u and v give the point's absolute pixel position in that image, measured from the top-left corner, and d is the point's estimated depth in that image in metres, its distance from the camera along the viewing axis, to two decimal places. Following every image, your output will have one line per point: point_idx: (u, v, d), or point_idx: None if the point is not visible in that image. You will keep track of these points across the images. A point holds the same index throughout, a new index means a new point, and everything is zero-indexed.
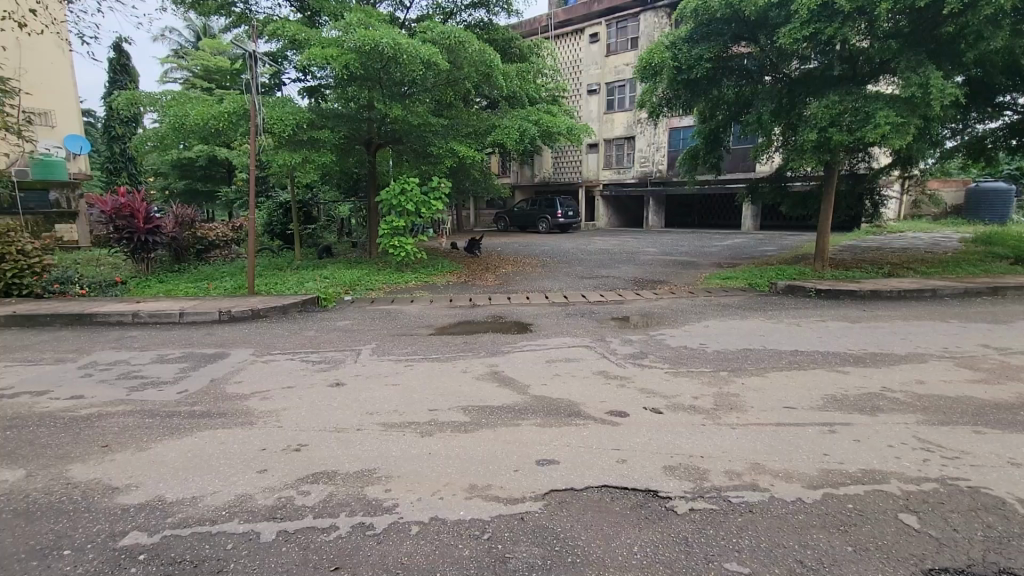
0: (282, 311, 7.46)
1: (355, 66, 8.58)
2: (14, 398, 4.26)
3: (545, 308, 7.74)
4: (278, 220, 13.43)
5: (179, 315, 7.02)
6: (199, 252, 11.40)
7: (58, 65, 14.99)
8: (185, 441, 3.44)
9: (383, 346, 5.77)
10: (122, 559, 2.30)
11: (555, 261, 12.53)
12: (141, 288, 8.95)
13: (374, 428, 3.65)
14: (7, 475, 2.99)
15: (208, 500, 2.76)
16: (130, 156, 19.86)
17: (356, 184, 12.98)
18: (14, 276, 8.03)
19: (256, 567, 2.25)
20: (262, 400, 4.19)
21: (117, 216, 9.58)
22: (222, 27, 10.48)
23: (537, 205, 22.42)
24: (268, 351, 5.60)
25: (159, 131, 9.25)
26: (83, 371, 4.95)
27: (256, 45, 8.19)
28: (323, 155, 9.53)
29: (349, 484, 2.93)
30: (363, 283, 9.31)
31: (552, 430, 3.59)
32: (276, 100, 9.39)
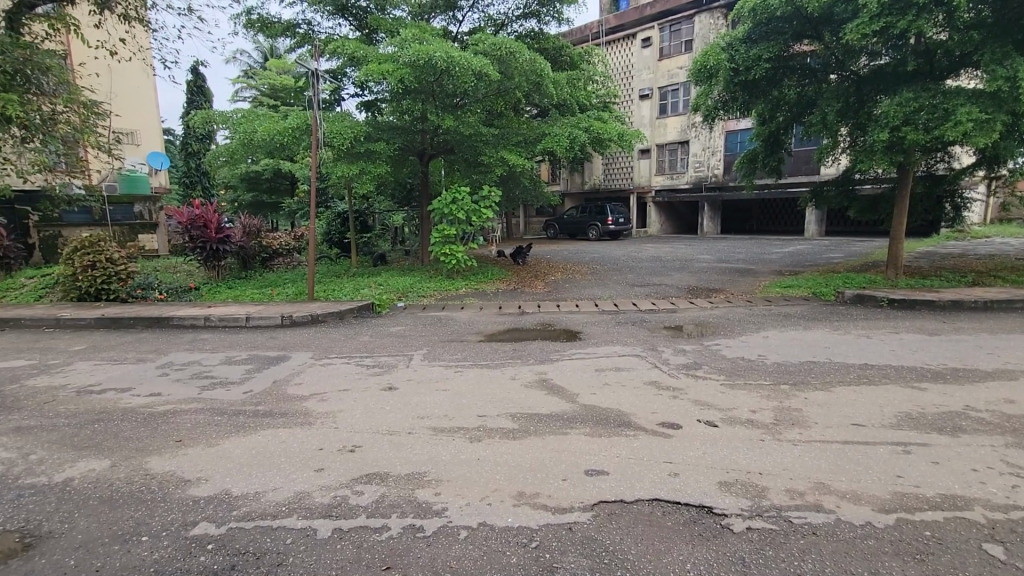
0: (339, 316, 7.76)
1: (410, 79, 8.85)
2: (102, 394, 4.65)
3: (595, 316, 7.66)
4: (336, 230, 13.99)
5: (245, 319, 7.43)
6: (264, 260, 12.04)
7: (143, 88, 16.33)
8: (250, 439, 3.64)
9: (434, 352, 5.88)
10: (191, 548, 2.45)
11: (605, 268, 12.39)
12: (212, 294, 9.58)
13: (425, 432, 3.72)
14: (95, 465, 3.26)
15: (270, 495, 2.89)
16: (204, 171, 21.33)
17: (410, 194, 13.36)
18: (103, 282, 8.75)
19: (312, 563, 2.34)
20: (319, 401, 4.38)
21: (192, 227, 10.33)
22: (287, 48, 11.07)
23: (587, 212, 22.27)
24: (326, 354, 5.84)
25: (230, 147, 9.87)
26: (160, 370, 5.33)
27: (317, 64, 8.60)
28: (379, 166, 9.85)
29: (401, 486, 2.99)
30: (416, 290, 9.55)
31: (602, 440, 3.53)
32: (336, 115, 9.83)
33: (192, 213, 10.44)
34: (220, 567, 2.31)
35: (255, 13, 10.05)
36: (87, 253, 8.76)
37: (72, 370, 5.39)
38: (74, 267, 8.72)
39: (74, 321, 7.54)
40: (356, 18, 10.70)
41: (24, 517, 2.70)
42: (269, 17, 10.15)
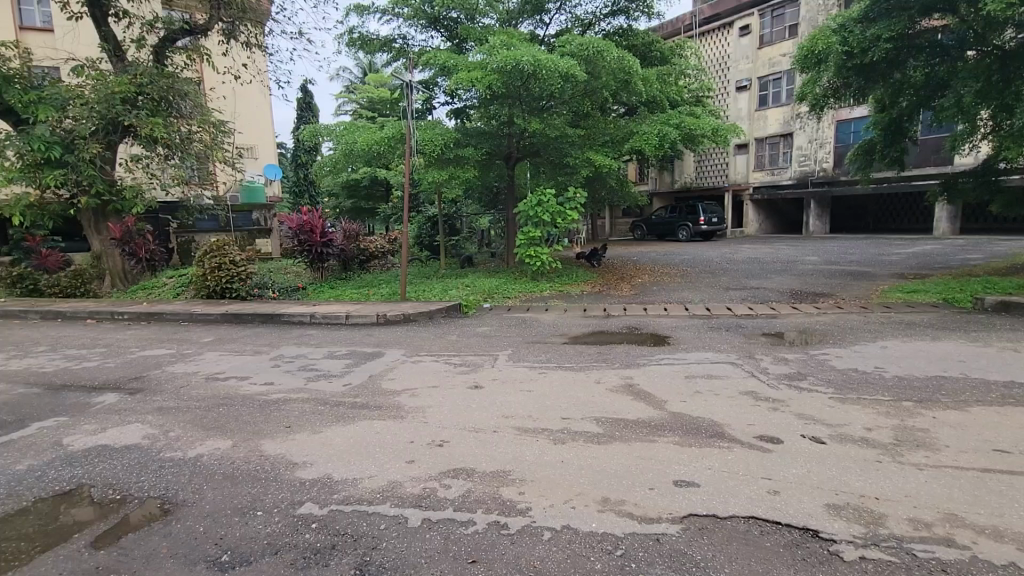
0: (429, 315, 8.10)
1: (498, 85, 9.03)
2: (226, 381, 5.21)
3: (685, 320, 7.33)
4: (426, 233, 14.61)
5: (345, 317, 7.99)
6: (362, 262, 12.83)
7: (261, 107, 18.11)
8: (347, 429, 3.89)
9: (519, 352, 5.95)
10: (298, 525, 2.66)
11: (697, 271, 11.83)
12: (317, 293, 10.44)
13: (509, 431, 3.76)
14: (220, 444, 3.66)
15: (367, 482, 3.07)
16: (310, 180, 23.24)
17: (495, 198, 13.62)
18: (227, 283, 9.82)
19: (404, 549, 2.45)
20: (410, 396, 4.59)
21: (301, 232, 11.29)
22: (384, 62, 11.73)
23: (678, 212, 21.39)
24: (417, 352, 6.11)
25: (333, 158, 10.62)
26: (273, 362, 5.88)
27: (411, 75, 9.02)
28: (468, 171, 10.14)
29: (486, 483, 3.05)
30: (501, 291, 9.73)
31: (692, 450, 3.37)
32: (428, 123, 10.27)
33: (300, 219, 11.41)
34: (323, 545, 2.50)
35: (356, 32, 10.78)
36: (215, 256, 9.86)
37: (202, 360, 6.08)
38: (205, 268, 9.84)
39: (203, 316, 8.51)
40: (447, 29, 11.06)
41: (164, 486, 3.08)
42: (368, 34, 10.83)
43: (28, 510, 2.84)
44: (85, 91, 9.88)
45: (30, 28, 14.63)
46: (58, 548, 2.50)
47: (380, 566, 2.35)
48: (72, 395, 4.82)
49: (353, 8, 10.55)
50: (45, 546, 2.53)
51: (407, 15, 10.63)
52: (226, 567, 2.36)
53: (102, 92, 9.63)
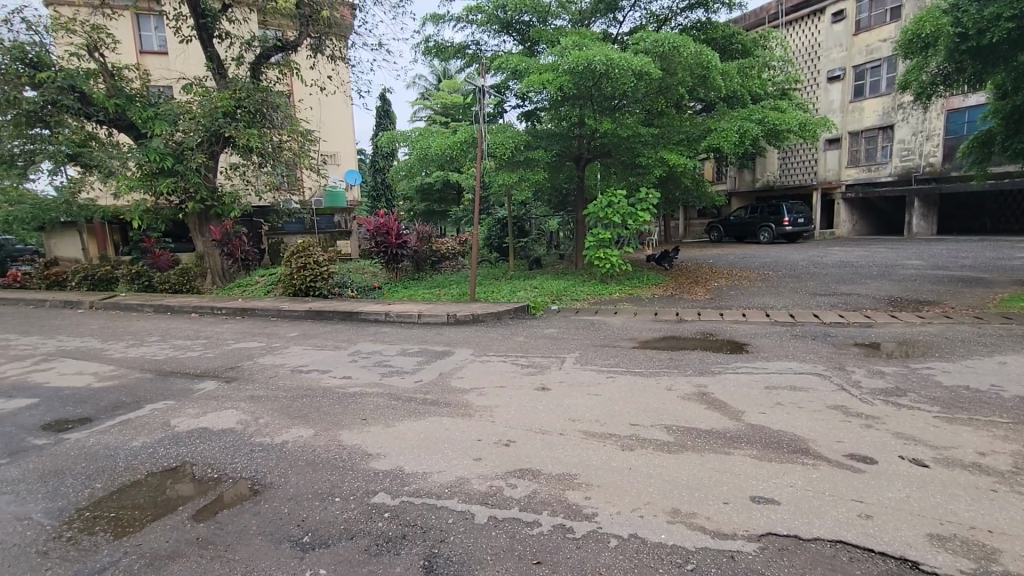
0: (498, 316, 8.21)
1: (570, 86, 8.96)
2: (310, 373, 5.57)
3: (766, 327, 6.93)
4: (496, 235, 14.80)
5: (418, 316, 8.26)
6: (434, 263, 13.18)
7: (344, 115, 19.17)
8: (418, 424, 4.02)
9: (587, 355, 5.88)
10: (372, 513, 2.78)
11: (779, 275, 11.13)
12: (392, 292, 10.88)
13: (576, 435, 3.73)
14: (303, 432, 3.92)
15: (436, 477, 3.16)
16: (387, 185, 24.29)
17: (564, 199, 13.57)
18: (311, 281, 10.47)
19: (471, 544, 2.50)
20: (479, 395, 4.66)
21: (378, 233, 11.83)
22: (458, 69, 12.00)
23: (759, 212, 20.22)
24: (485, 352, 6.20)
25: (408, 162, 10.97)
26: (351, 357, 6.20)
27: (484, 80, 9.16)
28: (538, 173, 10.17)
29: (551, 485, 3.04)
30: (569, 293, 9.66)
31: (772, 465, 3.18)
32: (499, 126, 10.40)
33: (377, 221, 11.95)
34: (394, 535, 2.59)
35: (432, 40, 11.15)
36: (300, 257, 10.56)
37: (288, 353, 6.53)
38: (292, 267, 10.56)
39: (291, 312, 9.15)
40: (519, 33, 11.14)
41: (253, 468, 3.34)
42: (444, 42, 11.16)
43: (141, 483, 3.18)
44: (193, 107, 10.94)
45: (149, 52, 16.43)
46: (164, 518, 2.78)
47: (448, 559, 2.40)
48: (179, 381, 5.34)
49: (430, 18, 10.92)
50: (154, 515, 2.81)
51: (480, 21, 10.84)
52: (306, 548, 2.50)
53: (207, 107, 10.62)
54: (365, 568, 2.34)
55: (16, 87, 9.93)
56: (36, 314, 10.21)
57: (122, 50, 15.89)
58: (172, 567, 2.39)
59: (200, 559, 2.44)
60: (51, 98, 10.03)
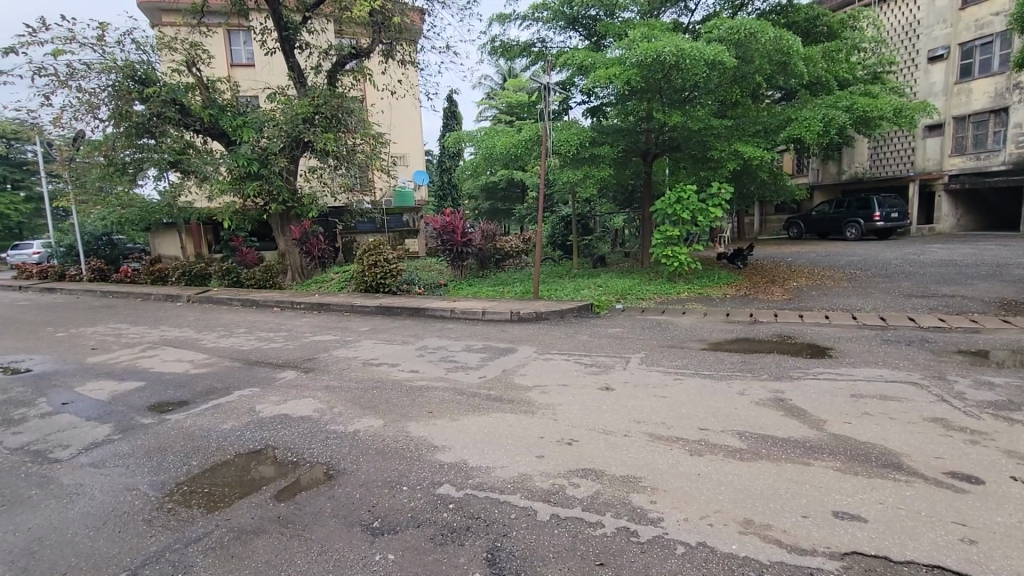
0: (561, 314, 8.17)
1: (637, 79, 8.74)
2: (379, 366, 5.81)
3: (851, 330, 6.43)
4: (560, 233, 14.71)
5: (482, 313, 8.39)
6: (498, 261, 13.30)
7: (413, 118, 19.77)
8: (482, 419, 4.08)
9: (653, 356, 5.72)
10: (437, 503, 2.86)
11: (867, 275, 10.28)
12: (457, 289, 11.11)
13: (641, 437, 3.63)
14: (373, 422, 4.08)
15: (500, 471, 3.20)
16: (453, 184, 24.79)
17: (631, 196, 13.26)
18: (382, 278, 10.90)
19: (533, 541, 2.50)
20: (542, 393, 4.66)
21: (444, 232, 12.12)
22: (523, 67, 12.03)
23: (844, 207, 18.82)
24: (548, 350, 6.19)
25: (474, 162, 11.12)
26: (418, 352, 6.40)
27: (549, 78, 9.12)
28: (603, 169, 10.00)
29: (616, 486, 2.98)
30: (635, 292, 9.44)
31: (857, 479, 2.94)
32: (564, 124, 10.32)
33: (443, 220, 12.24)
34: (458, 525, 2.65)
35: (499, 40, 11.26)
36: (372, 255, 11.02)
37: (359, 346, 6.84)
38: (363, 265, 11.04)
39: (362, 307, 9.58)
40: (585, 28, 11.02)
41: (329, 454, 3.53)
42: (509, 42, 11.24)
43: (230, 463, 3.45)
44: (276, 114, 11.72)
45: (238, 65, 17.73)
46: (249, 496, 3.00)
47: (510, 553, 2.42)
48: (262, 370, 5.74)
49: (496, 18, 11.03)
50: (241, 493, 3.05)
51: (546, 18, 10.82)
52: (376, 532, 2.61)
53: (289, 114, 11.34)
54: (429, 556, 2.41)
55: (127, 101, 11.05)
56: (143, 306, 11.34)
57: (216, 64, 17.29)
58: (257, 541, 2.57)
59: (280, 536, 2.61)
60: (157, 111, 11.08)
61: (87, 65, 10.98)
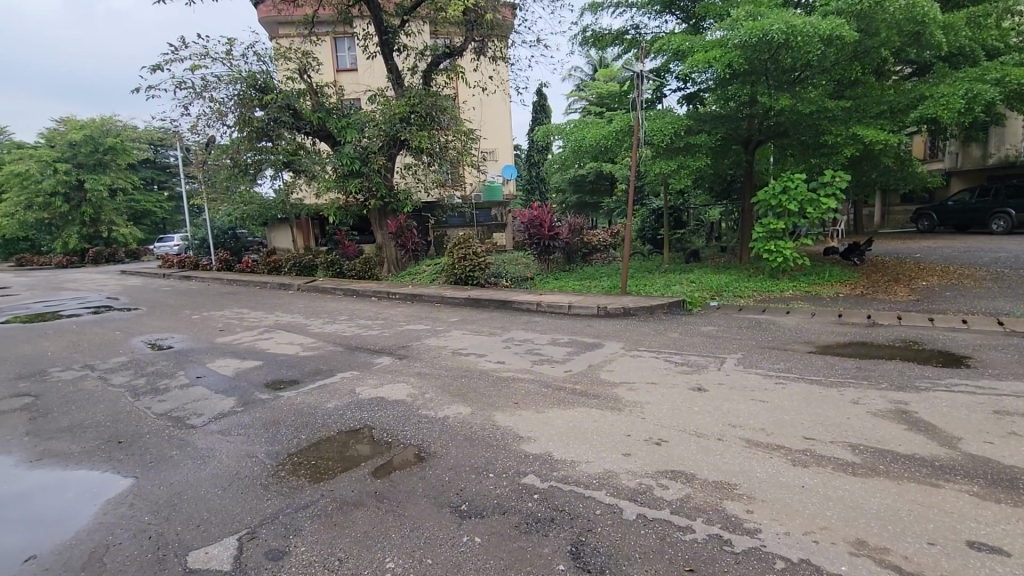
0: (650, 310, 7.92)
1: (740, 62, 8.18)
2: (468, 356, 5.98)
3: (995, 338, 5.59)
4: (650, 226, 14.22)
5: (569, 307, 8.34)
6: (585, 255, 13.14)
7: (502, 113, 20.02)
8: (567, 413, 4.05)
9: (751, 357, 5.36)
10: (522, 492, 2.89)
11: (1016, 274, 8.88)
12: (543, 282, 11.14)
13: (737, 442, 3.42)
14: (462, 409, 4.21)
15: (585, 466, 3.16)
16: (541, 177, 24.86)
17: (730, 187, 12.45)
18: (471, 270, 11.22)
19: (619, 539, 2.44)
20: (629, 390, 4.54)
21: (531, 226, 12.22)
22: (616, 56, 11.71)
23: (990, 196, 16.50)
24: (636, 346, 6.03)
25: (563, 155, 11.01)
26: (504, 343, 6.51)
27: (642, 65, 8.81)
28: (699, 159, 9.49)
29: (709, 492, 2.83)
30: (730, 289, 8.93)
31: (1000, 507, 2.56)
32: (658, 112, 9.89)
33: (531, 214, 12.33)
34: (542, 516, 2.66)
35: (590, 29, 11.00)
36: (462, 248, 11.35)
37: (449, 336, 7.09)
38: (454, 258, 11.42)
39: (452, 299, 9.90)
40: (683, 10, 10.49)
41: (420, 437, 3.70)
42: (601, 31, 10.94)
43: (333, 439, 3.73)
44: (376, 115, 12.42)
45: (343, 71, 19.04)
46: (350, 471, 3.23)
47: (595, 549, 2.39)
48: (361, 355, 6.14)
49: (588, 7, 10.83)
50: (343, 467, 3.29)
51: (641, 4, 10.43)
52: (464, 515, 2.70)
53: (388, 114, 11.97)
54: (515, 543, 2.44)
55: (249, 109, 12.24)
56: (262, 293, 12.57)
57: (324, 70, 18.68)
58: (355, 513, 2.76)
59: (377, 510, 2.77)
60: (274, 116, 12.19)
61: (218, 77, 12.30)
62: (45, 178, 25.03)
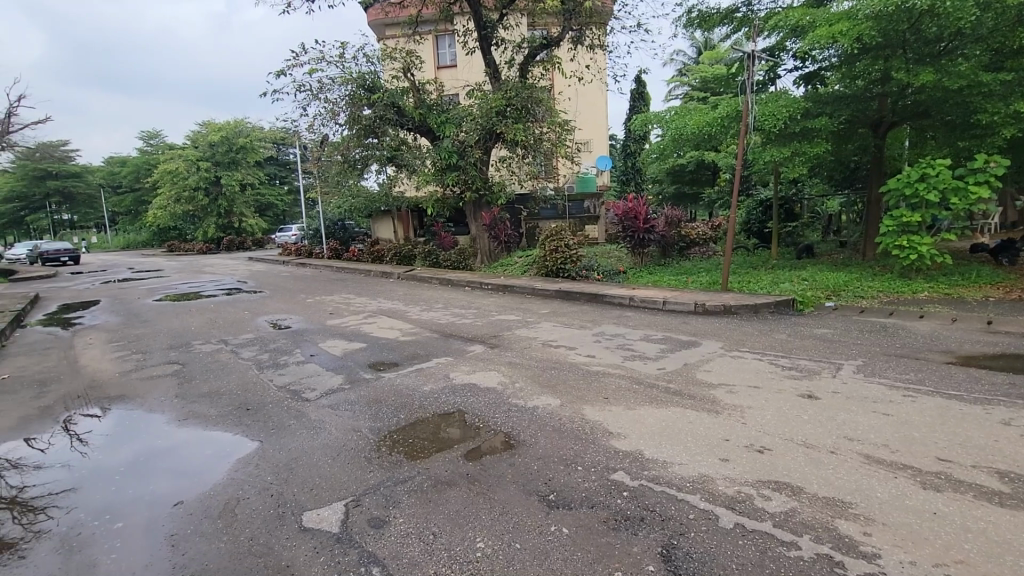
0: (754, 309, 7.40)
1: (872, 35, 7.32)
2: (558, 348, 5.99)
3: None
4: (756, 219, 13.29)
5: (663, 303, 8.05)
6: (682, 249, 12.55)
7: (598, 102, 19.62)
8: (660, 412, 3.92)
9: (874, 365, 4.82)
10: (611, 489, 2.84)
11: None
12: (637, 277, 10.79)
13: (854, 457, 3.10)
14: (551, 401, 4.22)
15: (678, 468, 3.04)
16: (637, 168, 24.12)
17: (853, 175, 11.20)
18: (562, 263, 11.17)
19: (714, 547, 2.32)
20: (729, 393, 4.29)
21: (625, 219, 11.81)
22: (724, 36, 10.96)
23: None
24: (737, 347, 5.67)
25: (662, 144, 10.56)
26: (595, 337, 6.43)
27: (754, 45, 8.17)
28: (818, 145, 8.65)
29: (818, 508, 2.60)
30: (851, 288, 8.08)
31: None
32: (770, 95, 9.14)
33: (626, 206, 11.89)
34: (632, 514, 2.60)
35: (696, 10, 10.39)
36: (553, 240, 11.39)
37: (539, 327, 7.14)
38: (545, 250, 11.46)
39: (543, 291, 9.96)
40: None
41: (510, 425, 3.77)
42: (709, 10, 10.28)
43: (428, 421, 3.91)
44: (474, 109, 12.72)
45: (443, 67, 19.73)
46: (443, 452, 3.36)
47: (687, 554, 2.29)
48: (455, 343, 6.37)
49: None
50: (436, 449, 3.43)
51: None
52: (552, 505, 2.71)
53: (485, 108, 12.22)
54: (602, 539, 2.41)
55: (358, 107, 13.08)
56: (367, 281, 13.48)
57: (425, 68, 19.49)
58: (449, 492, 2.88)
59: (469, 492, 2.87)
60: (380, 113, 12.93)
61: (332, 79, 13.26)
62: (191, 175, 28.72)
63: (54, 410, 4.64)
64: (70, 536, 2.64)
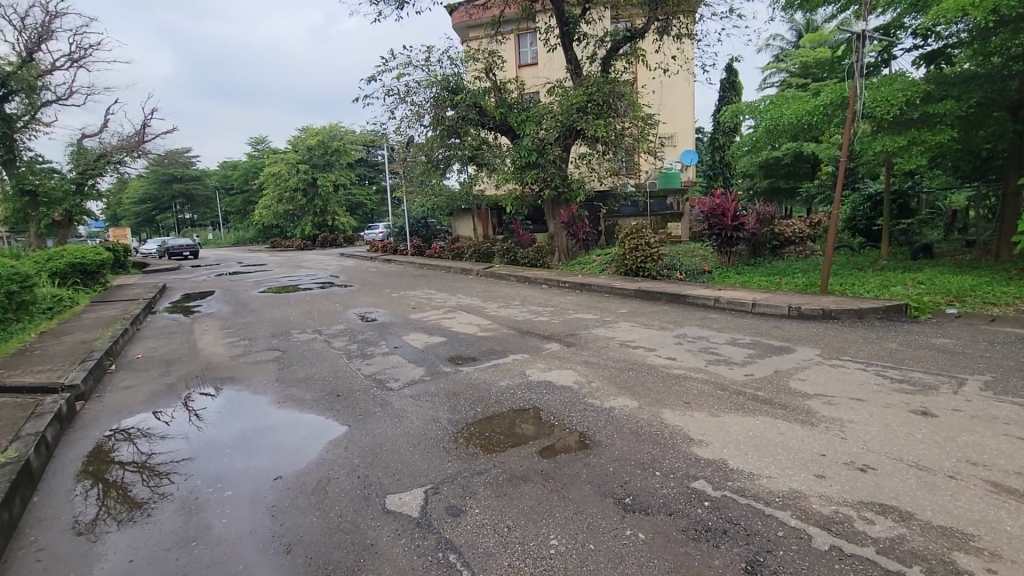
0: (858, 314, 6.75)
1: (1011, 4, 6.43)
2: (637, 349, 5.82)
3: None
4: (863, 216, 12.13)
5: (752, 305, 7.58)
6: (775, 248, 11.72)
7: (685, 94, 18.79)
8: (747, 421, 3.69)
9: (1007, 382, 4.22)
10: (692, 497, 2.72)
11: None
12: (723, 277, 10.20)
13: (978, 484, 2.74)
14: (629, 403, 4.11)
15: (766, 482, 2.85)
16: (726, 163, 22.87)
17: (984, 166, 9.88)
18: (642, 262, 10.86)
19: (806, 568, 2.16)
20: (826, 404, 3.95)
21: (712, 215, 11.19)
22: (828, 16, 10.09)
23: None
24: (837, 355, 5.21)
25: (754, 136, 9.94)
26: (676, 339, 6.18)
27: (865, 23, 7.44)
28: (941, 132, 7.74)
29: (931, 537, 2.33)
30: (978, 294, 7.14)
31: None
32: (883, 78, 8.28)
33: (712, 202, 11.27)
34: (714, 525, 2.47)
35: None
36: (633, 239, 11.10)
37: (618, 327, 6.99)
38: (625, 248, 11.19)
39: (621, 290, 9.73)
40: None
41: (586, 424, 3.72)
42: None
43: (503, 416, 3.96)
44: (555, 106, 12.69)
45: (524, 66, 19.86)
46: (518, 447, 3.39)
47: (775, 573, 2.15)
48: (532, 340, 6.40)
49: None
50: (511, 444, 3.46)
51: None
52: (629, 508, 2.65)
53: (566, 104, 12.15)
54: (681, 548, 2.32)
55: (442, 109, 13.49)
56: (448, 277, 13.91)
57: (507, 67, 19.71)
58: (523, 487, 2.90)
59: (543, 488, 2.88)
60: (463, 113, 13.26)
61: (418, 82, 13.76)
62: (292, 176, 31.10)
63: (177, 387, 5.23)
64: (189, 500, 2.97)
